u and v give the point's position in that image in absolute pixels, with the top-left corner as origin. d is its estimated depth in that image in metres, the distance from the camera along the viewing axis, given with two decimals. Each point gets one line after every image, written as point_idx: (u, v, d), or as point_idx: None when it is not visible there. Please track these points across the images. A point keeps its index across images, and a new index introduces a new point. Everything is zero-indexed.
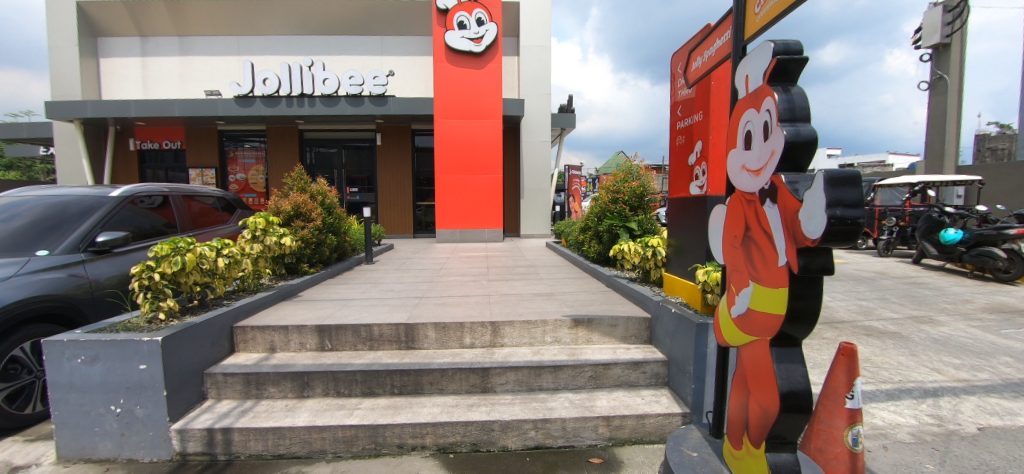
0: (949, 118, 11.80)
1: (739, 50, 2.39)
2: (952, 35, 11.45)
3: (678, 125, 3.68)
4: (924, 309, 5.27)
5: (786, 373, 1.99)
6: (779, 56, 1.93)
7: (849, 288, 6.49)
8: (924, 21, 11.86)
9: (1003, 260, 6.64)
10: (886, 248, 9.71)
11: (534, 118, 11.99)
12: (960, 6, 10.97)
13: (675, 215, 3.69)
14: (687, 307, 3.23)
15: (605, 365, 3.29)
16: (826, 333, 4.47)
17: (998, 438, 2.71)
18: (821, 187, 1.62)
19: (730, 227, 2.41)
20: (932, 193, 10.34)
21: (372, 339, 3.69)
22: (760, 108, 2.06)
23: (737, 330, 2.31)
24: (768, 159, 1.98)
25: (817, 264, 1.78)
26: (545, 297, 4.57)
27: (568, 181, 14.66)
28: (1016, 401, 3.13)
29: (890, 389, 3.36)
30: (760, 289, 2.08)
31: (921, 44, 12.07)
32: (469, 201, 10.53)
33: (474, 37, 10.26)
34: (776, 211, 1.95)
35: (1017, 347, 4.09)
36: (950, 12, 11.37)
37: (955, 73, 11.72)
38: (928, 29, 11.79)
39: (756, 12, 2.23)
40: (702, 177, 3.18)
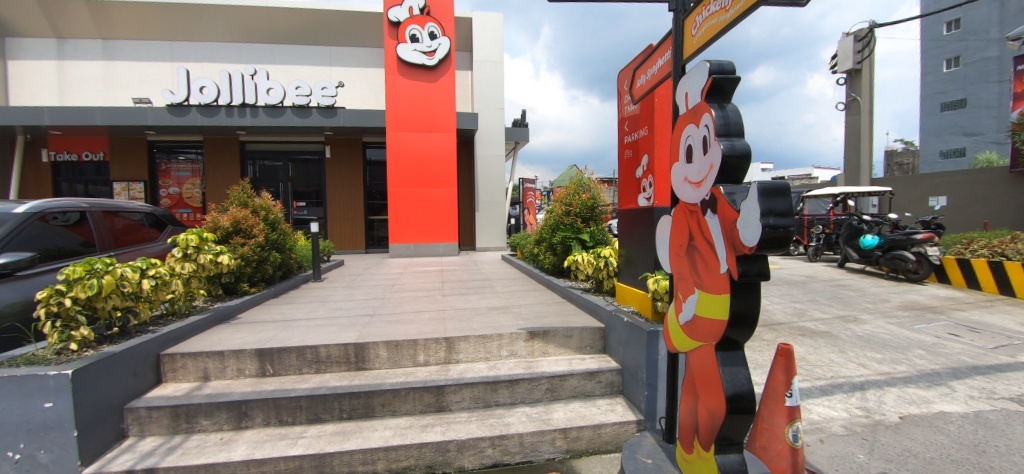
0: (862, 135, 13.14)
1: (679, 69, 2.51)
2: (862, 62, 12.74)
3: (625, 139, 3.81)
4: (849, 309, 5.74)
5: (730, 376, 2.06)
6: (714, 76, 2.05)
7: (784, 291, 6.96)
8: (838, 48, 13.18)
9: (913, 261, 7.37)
10: (815, 253, 10.52)
11: (488, 131, 12.12)
12: (868, 36, 12.20)
13: (625, 226, 3.79)
14: (638, 316, 3.30)
15: (560, 377, 3.29)
16: (765, 335, 4.75)
17: (917, 425, 2.96)
18: (756, 198, 1.72)
19: (676, 237, 2.50)
20: (852, 203, 11.40)
21: (318, 361, 3.47)
22: (699, 124, 2.17)
23: (685, 336, 2.38)
24: (707, 172, 2.08)
25: (755, 270, 1.89)
26: (500, 310, 4.54)
27: (523, 194, 14.86)
28: (930, 390, 3.44)
29: (824, 385, 3.59)
30: (705, 295, 2.17)
31: (836, 68, 13.41)
32: (424, 215, 10.37)
33: (427, 51, 10.24)
34: (716, 221, 2.04)
35: (927, 341, 4.53)
36: (860, 41, 12.63)
37: (866, 96, 13.07)
38: (842, 55, 13.12)
39: (693, 33, 2.37)
40: (649, 189, 3.28)
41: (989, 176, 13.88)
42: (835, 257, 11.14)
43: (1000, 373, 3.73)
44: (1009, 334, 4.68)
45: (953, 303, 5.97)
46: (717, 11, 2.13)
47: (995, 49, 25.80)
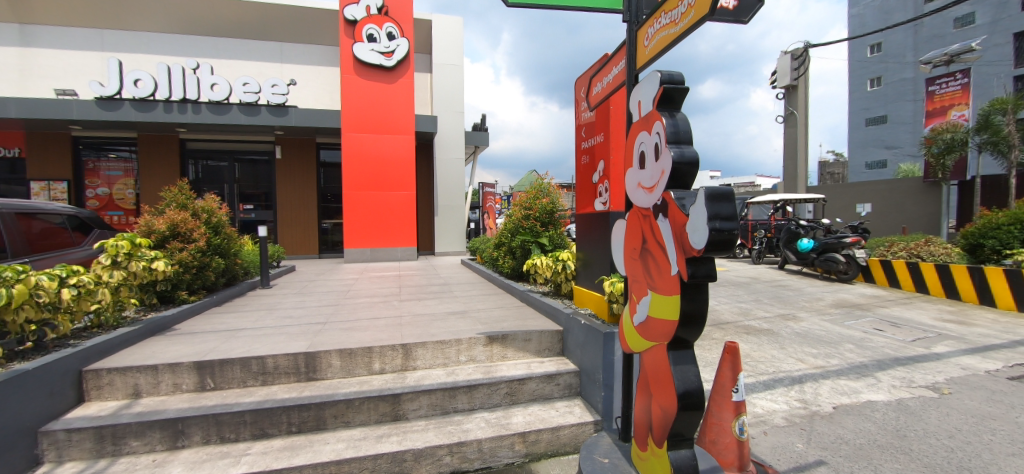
0: (798, 146, 14.20)
1: (632, 78, 2.60)
2: (797, 78, 13.64)
3: (582, 145, 3.89)
4: (788, 308, 6.15)
5: (681, 375, 2.13)
6: (664, 86, 2.14)
7: (731, 292, 7.35)
8: (778, 65, 14.15)
9: (843, 263, 8.01)
10: (758, 256, 11.21)
11: (448, 135, 12.06)
12: (802, 56, 13.00)
13: (582, 230, 3.85)
14: (595, 318, 3.36)
15: (520, 381, 3.28)
16: (714, 334, 4.99)
17: (848, 414, 3.19)
18: (703, 202, 1.80)
19: (630, 240, 2.56)
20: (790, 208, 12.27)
21: (264, 372, 3.28)
22: (651, 131, 2.25)
23: (639, 337, 2.45)
24: (659, 178, 2.16)
25: (703, 272, 1.97)
26: (459, 315, 4.49)
27: (483, 198, 14.87)
28: (858, 381, 3.74)
29: (766, 380, 3.81)
30: (657, 297, 2.24)
31: (776, 84, 14.42)
32: (381, 219, 10.12)
33: (385, 51, 10.06)
34: (667, 225, 2.11)
35: (856, 336, 4.93)
36: (796, 60, 13.47)
37: (802, 110, 14.03)
38: (781, 72, 14.13)
39: (645, 44, 2.47)
40: (605, 194, 3.35)
41: (906, 187, 15.44)
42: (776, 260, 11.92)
43: (916, 363, 4.12)
44: (923, 327, 5.17)
45: (877, 301, 6.54)
46: (667, 24, 2.23)
47: (910, 72, 28.90)
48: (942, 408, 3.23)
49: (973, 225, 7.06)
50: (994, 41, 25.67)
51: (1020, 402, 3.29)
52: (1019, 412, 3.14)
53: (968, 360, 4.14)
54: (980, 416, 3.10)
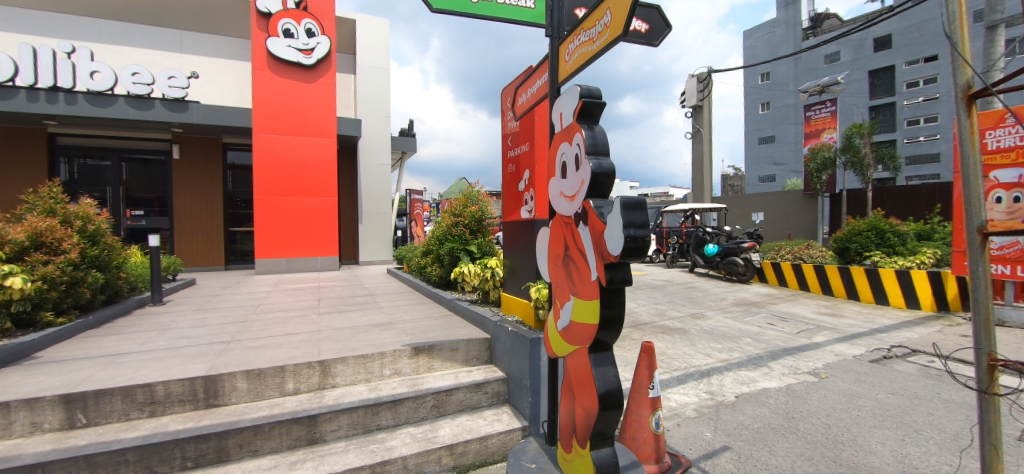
0: (703, 160, 15.70)
1: (554, 91, 2.68)
2: (703, 99, 15.19)
3: (508, 154, 3.95)
4: (697, 308, 6.72)
5: (602, 376, 2.22)
6: (584, 99, 2.24)
7: (648, 294, 7.88)
8: (686, 87, 15.58)
9: (742, 264, 8.94)
10: (672, 260, 12.17)
11: (373, 140, 11.67)
12: (706, 79, 14.65)
13: (509, 238, 3.90)
14: (521, 324, 3.40)
15: (447, 392, 3.22)
16: (633, 335, 5.30)
17: (748, 402, 3.54)
18: (619, 211, 1.90)
19: (554, 248, 2.63)
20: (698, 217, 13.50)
21: (153, 402, 2.87)
22: (572, 142, 2.34)
23: (563, 341, 2.51)
24: (579, 187, 2.25)
25: (620, 277, 2.07)
26: (382, 327, 4.31)
27: (410, 205, 14.53)
28: (755, 371, 4.17)
29: (679, 375, 4.11)
30: (579, 302, 2.31)
31: (685, 103, 15.81)
32: (300, 226, 9.48)
33: (303, 49, 9.52)
34: (587, 233, 2.19)
35: (753, 330, 5.52)
36: (701, 82, 15.07)
37: (707, 128, 15.52)
38: (688, 93, 15.55)
39: (566, 59, 2.57)
40: (530, 202, 3.42)
41: (791, 199, 17.75)
42: (687, 264, 13.01)
43: (800, 352, 4.70)
44: (805, 320, 5.94)
45: (769, 298, 7.39)
46: (586, 42, 2.33)
47: (791, 99, 33.47)
48: (820, 390, 3.72)
49: (842, 230, 8.30)
50: (854, 76, 30.56)
51: (878, 381, 3.89)
52: (878, 390, 3.70)
53: (840, 347, 4.82)
54: (849, 395, 3.61)
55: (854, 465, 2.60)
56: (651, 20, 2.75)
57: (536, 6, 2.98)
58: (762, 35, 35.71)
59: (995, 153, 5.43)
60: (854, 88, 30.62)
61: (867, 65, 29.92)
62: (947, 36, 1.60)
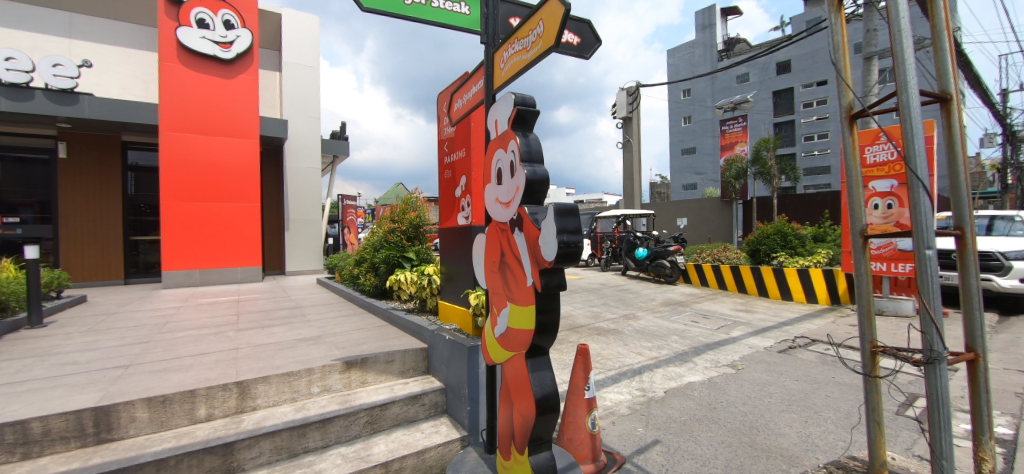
0: (633, 169, 16.64)
1: (489, 98, 2.67)
2: (632, 112, 16.15)
3: (444, 160, 3.90)
4: (629, 309, 7.08)
5: (539, 381, 2.18)
6: (518, 107, 2.25)
7: (584, 298, 8.16)
8: (616, 99, 16.45)
9: (669, 266, 9.57)
10: (607, 264, 12.74)
11: (301, 142, 11.03)
12: (634, 92, 15.61)
13: (446, 244, 3.83)
14: (459, 332, 3.34)
15: (381, 406, 3.08)
16: (570, 338, 5.44)
17: (675, 396, 3.76)
18: (553, 217, 1.92)
19: (490, 254, 2.56)
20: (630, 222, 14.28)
21: (27, 442, 2.41)
22: (506, 149, 2.33)
23: (499, 347, 2.43)
24: (514, 194, 2.23)
25: (554, 282, 2.06)
26: (310, 341, 4.04)
27: (343, 211, 13.88)
28: (681, 366, 4.47)
29: (613, 375, 4.28)
30: (515, 308, 2.24)
31: (616, 114, 16.67)
32: (216, 234, 8.68)
33: (221, 41, 8.79)
34: (522, 239, 2.16)
35: (678, 328, 5.91)
36: (630, 96, 16.02)
37: (636, 139, 16.50)
38: (619, 105, 16.45)
39: (501, 67, 2.58)
40: (467, 209, 3.38)
41: (710, 206, 19.34)
42: (620, 267, 13.68)
43: (720, 347, 5.10)
44: (723, 317, 6.48)
45: (693, 298, 7.98)
46: (520, 51, 2.36)
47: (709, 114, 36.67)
48: (738, 381, 4.06)
49: (753, 234, 9.21)
50: (760, 96, 34.17)
51: (785, 369, 4.33)
52: (785, 378, 4.11)
53: (753, 340, 5.30)
54: (762, 384, 3.97)
55: (767, 448, 2.85)
56: (582, 34, 2.85)
57: (472, 12, 2.95)
58: (684, 55, 38.82)
59: (873, 166, 6.29)
60: (761, 106, 34.23)
61: (771, 86, 33.59)
62: (833, 63, 1.83)
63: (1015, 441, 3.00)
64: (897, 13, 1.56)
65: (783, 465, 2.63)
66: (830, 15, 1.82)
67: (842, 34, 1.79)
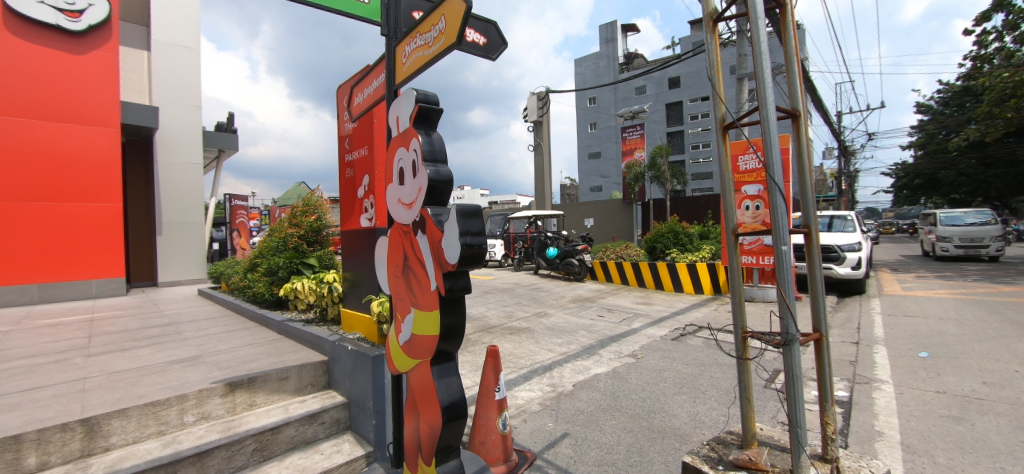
0: (544, 171, 17.25)
1: (391, 93, 2.53)
2: (542, 116, 16.67)
3: (346, 158, 3.63)
4: (541, 307, 7.30)
5: (445, 388, 2.09)
6: (420, 104, 2.15)
7: (498, 298, 8.24)
8: (527, 103, 16.81)
9: (577, 264, 10.08)
10: (520, 263, 13.05)
11: (176, 133, 9.60)
12: (544, 98, 16.15)
13: (348, 248, 3.57)
14: (363, 341, 3.13)
15: (273, 430, 2.73)
16: (483, 339, 5.44)
17: (583, 388, 3.94)
18: (455, 219, 1.86)
19: (393, 258, 2.42)
20: (541, 223, 14.79)
21: None
22: (408, 148, 2.22)
23: (404, 356, 2.30)
24: (417, 195, 2.13)
25: (460, 284, 1.99)
26: (185, 363, 3.49)
27: (231, 213, 12.38)
28: (589, 360, 4.70)
29: (524, 373, 4.35)
30: (419, 314, 2.13)
31: (527, 118, 17.04)
32: (62, 241, 7.16)
33: (66, 8, 7.30)
34: (425, 241, 2.07)
35: (585, 323, 6.24)
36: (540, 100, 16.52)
37: (546, 142, 17.08)
38: (530, 109, 16.86)
39: (403, 62, 2.45)
40: (370, 210, 3.17)
41: (614, 207, 20.80)
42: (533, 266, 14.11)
43: (622, 338, 5.49)
44: (626, 310, 6.98)
45: (599, 293, 8.49)
46: (421, 46, 2.27)
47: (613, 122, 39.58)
48: (638, 369, 4.39)
49: (650, 233, 10.09)
50: (656, 107, 37.79)
51: (677, 355, 4.78)
52: (677, 363, 4.54)
53: (651, 330, 5.80)
54: (658, 370, 4.35)
55: (662, 429, 3.11)
56: (489, 35, 2.76)
57: (372, 2, 2.78)
58: (590, 65, 41.45)
59: (745, 173, 7.25)
60: (657, 117, 37.88)
61: (664, 99, 37.31)
62: (709, 79, 2.01)
63: (850, 401, 3.66)
64: (760, 42, 1.75)
65: (676, 443, 2.89)
66: (707, 37, 1.99)
67: (716, 54, 1.97)
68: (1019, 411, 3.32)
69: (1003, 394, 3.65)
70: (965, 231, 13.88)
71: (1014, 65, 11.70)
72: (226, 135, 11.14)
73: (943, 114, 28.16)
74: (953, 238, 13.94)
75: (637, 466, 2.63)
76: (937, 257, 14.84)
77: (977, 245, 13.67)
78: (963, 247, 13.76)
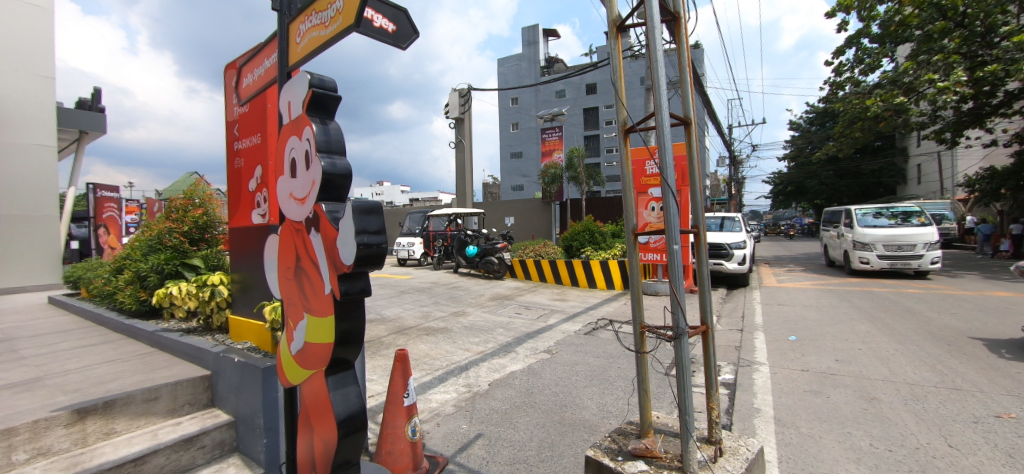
0: (466, 169, 17.08)
1: (283, 76, 2.26)
2: (464, 113, 16.48)
3: (235, 146, 3.21)
4: (460, 306, 7.22)
5: (342, 399, 1.93)
6: (314, 89, 1.94)
7: (415, 298, 7.99)
8: (449, 99, 16.49)
9: (497, 263, 10.14)
10: (440, 262, 12.81)
11: (19, 109, 7.93)
12: (467, 95, 16.00)
13: (237, 247, 3.17)
14: (252, 352, 2.81)
15: (138, 461, 2.29)
16: (397, 341, 5.22)
17: (498, 387, 3.94)
18: (350, 216, 1.71)
19: (284, 259, 2.18)
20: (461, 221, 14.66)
21: None
22: (300, 137, 1.99)
23: (296, 367, 2.08)
24: (309, 189, 1.92)
25: (358, 287, 1.84)
26: (18, 389, 2.83)
27: (96, 207, 10.51)
28: (505, 357, 4.73)
29: (440, 374, 4.23)
30: (312, 320, 1.94)
31: (448, 114, 16.62)
32: None
33: None
34: (319, 240, 1.89)
35: (503, 321, 6.29)
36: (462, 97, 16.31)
37: (468, 139, 16.96)
38: (452, 105, 16.55)
39: (296, 41, 2.20)
40: (262, 205, 2.82)
41: (533, 206, 21.33)
42: (453, 265, 13.95)
43: (538, 335, 5.62)
44: (543, 307, 7.18)
45: (517, 291, 8.61)
46: (317, 25, 2.05)
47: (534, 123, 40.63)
48: (552, 364, 4.51)
49: (567, 231, 10.49)
50: (574, 111, 39.65)
51: (589, 348, 5.02)
52: (589, 356, 4.75)
53: (566, 326, 6.00)
54: (571, 364, 4.50)
55: (573, 421, 3.21)
56: (398, 22, 2.45)
57: None
58: (512, 66, 42.20)
59: (650, 176, 7.87)
60: (574, 120, 39.75)
61: (582, 104, 39.29)
62: (612, 83, 2.03)
63: (735, 383, 4.10)
64: (656, 56, 1.83)
65: (585, 435, 2.99)
66: (611, 42, 2.03)
67: (619, 59, 2.01)
68: (861, 382, 3.98)
69: (850, 369, 4.35)
70: (891, 236, 10.79)
71: (860, 93, 14.09)
72: (90, 114, 9.45)
73: (809, 131, 33.21)
74: (877, 244, 10.82)
75: (548, 461, 2.67)
76: (851, 270, 11.71)
77: (906, 254, 10.55)
78: (890, 257, 10.65)
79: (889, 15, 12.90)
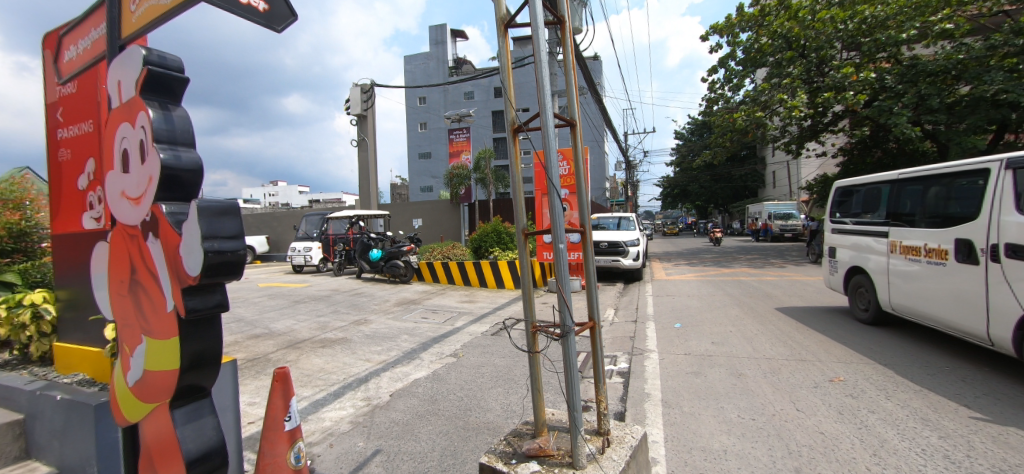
0: (370, 169, 16.27)
1: (113, 49, 1.88)
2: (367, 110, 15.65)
3: (59, 135, 2.63)
4: (360, 314, 6.79)
5: (194, 433, 1.67)
6: (150, 68, 1.62)
7: (312, 307, 7.34)
8: (349, 94, 15.52)
9: (403, 266, 9.77)
10: (340, 266, 11.99)
11: None
12: (371, 91, 15.18)
13: (63, 258, 2.58)
14: (86, 386, 2.32)
15: None
16: (287, 356, 4.73)
17: (399, 397, 3.75)
18: (195, 218, 1.45)
19: (115, 271, 1.82)
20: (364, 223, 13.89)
21: None
22: (133, 124, 1.66)
23: (134, 401, 1.74)
24: (145, 186, 1.60)
25: (212, 301, 1.59)
26: None
27: None
28: (408, 366, 4.52)
29: (336, 390, 3.91)
30: (150, 344, 1.63)
31: (350, 110, 15.67)
32: None
33: None
34: (158, 247, 1.59)
35: (408, 327, 6.04)
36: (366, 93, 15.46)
37: (372, 138, 16.16)
38: (354, 100, 15.60)
39: (130, 9, 1.84)
40: (95, 207, 2.34)
41: (442, 207, 21.08)
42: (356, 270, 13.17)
43: (445, 339, 5.47)
44: (450, 310, 7.05)
45: (424, 295, 8.35)
46: None
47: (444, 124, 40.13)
48: (457, 368, 4.43)
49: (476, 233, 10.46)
50: (483, 113, 40.08)
51: (494, 349, 5.04)
52: (494, 357, 4.75)
53: (473, 328, 5.96)
54: (476, 367, 4.46)
55: (476, 426, 3.16)
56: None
57: None
58: (420, 64, 41.33)
59: None
60: (483, 122, 40.19)
61: (491, 106, 39.86)
62: (500, 81, 1.99)
63: (628, 371, 4.39)
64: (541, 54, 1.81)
65: (488, 437, 2.97)
66: (499, 39, 1.99)
67: (507, 53, 1.96)
68: (731, 360, 4.53)
69: (723, 350, 4.92)
70: None
71: (728, 108, 16.17)
72: None
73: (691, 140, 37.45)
74: None
75: (450, 469, 2.59)
76: None
77: None
78: None
79: (749, 43, 15.22)
